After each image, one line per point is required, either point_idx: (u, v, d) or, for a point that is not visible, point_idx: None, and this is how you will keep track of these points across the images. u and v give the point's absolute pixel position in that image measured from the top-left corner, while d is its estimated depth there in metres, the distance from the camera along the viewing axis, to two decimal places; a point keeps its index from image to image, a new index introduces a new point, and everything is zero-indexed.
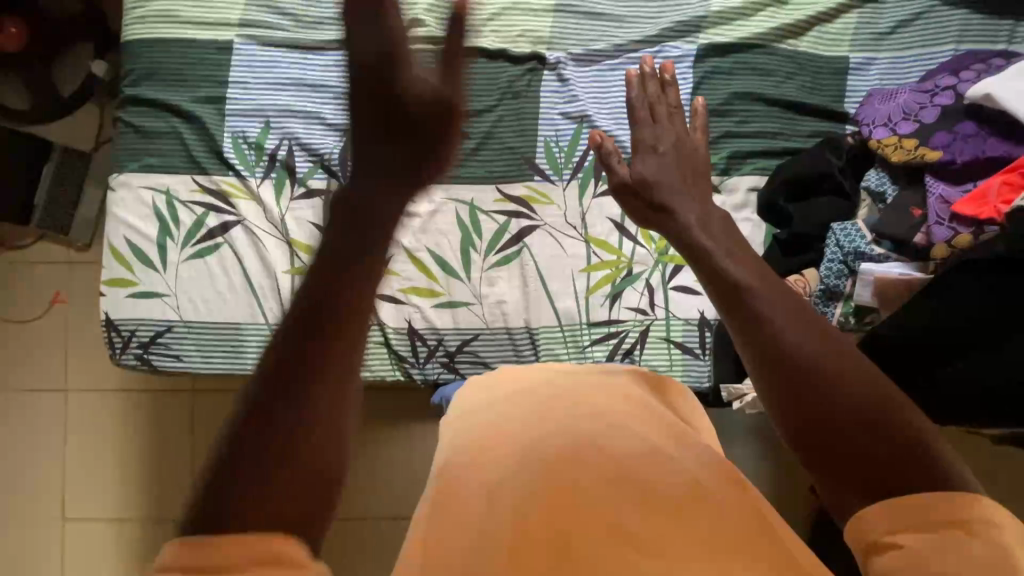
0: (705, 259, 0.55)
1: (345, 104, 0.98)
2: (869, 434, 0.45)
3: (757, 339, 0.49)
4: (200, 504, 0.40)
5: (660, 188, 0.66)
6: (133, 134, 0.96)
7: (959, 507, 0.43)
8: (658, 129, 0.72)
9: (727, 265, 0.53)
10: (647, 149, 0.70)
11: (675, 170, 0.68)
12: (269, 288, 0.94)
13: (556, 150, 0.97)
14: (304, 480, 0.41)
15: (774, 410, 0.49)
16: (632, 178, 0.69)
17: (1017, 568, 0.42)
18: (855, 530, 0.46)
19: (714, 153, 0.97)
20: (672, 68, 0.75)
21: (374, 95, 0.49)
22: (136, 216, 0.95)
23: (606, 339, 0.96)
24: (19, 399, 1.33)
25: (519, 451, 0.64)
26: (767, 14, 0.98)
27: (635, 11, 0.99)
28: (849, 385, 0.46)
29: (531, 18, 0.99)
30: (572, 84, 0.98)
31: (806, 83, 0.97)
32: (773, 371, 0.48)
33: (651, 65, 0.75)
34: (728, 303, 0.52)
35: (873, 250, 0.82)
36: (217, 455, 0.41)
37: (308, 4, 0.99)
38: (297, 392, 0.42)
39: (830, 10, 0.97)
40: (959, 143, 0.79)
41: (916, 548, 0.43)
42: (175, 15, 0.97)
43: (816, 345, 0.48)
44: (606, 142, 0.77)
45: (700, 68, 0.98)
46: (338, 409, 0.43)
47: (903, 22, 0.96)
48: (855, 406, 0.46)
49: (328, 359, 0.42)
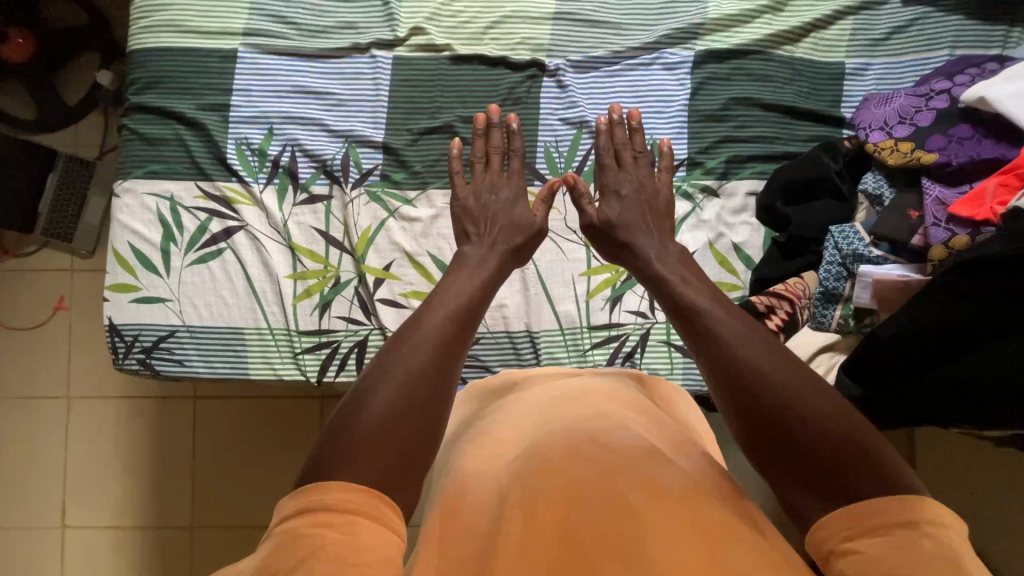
0: (677, 294, 0.72)
1: (347, 111, 0.99)
2: (799, 423, 0.58)
3: (718, 354, 0.64)
4: (331, 478, 0.55)
5: (625, 229, 0.84)
6: (137, 141, 0.98)
7: (908, 509, 0.51)
8: (623, 174, 0.89)
9: (690, 294, 0.71)
10: (612, 193, 0.88)
11: (637, 213, 0.85)
12: (273, 293, 0.95)
13: (556, 156, 0.98)
14: (399, 470, 0.57)
15: (733, 413, 0.62)
16: (600, 220, 0.86)
17: (967, 566, 0.47)
18: (817, 538, 0.55)
19: (712, 158, 0.97)
20: (636, 113, 0.92)
21: (512, 231, 0.84)
22: (141, 222, 0.96)
23: (606, 343, 0.96)
24: (19, 406, 1.34)
25: (527, 450, 0.66)
26: (763, 21, 0.99)
27: (633, 19, 1.01)
28: (790, 392, 0.59)
29: (531, 26, 1.00)
30: (571, 91, 0.99)
31: (803, 88, 0.98)
32: (730, 379, 0.62)
33: (618, 110, 0.92)
34: (693, 327, 0.68)
35: (870, 253, 0.83)
36: (348, 445, 0.57)
37: (310, 14, 1.01)
38: (415, 408, 0.60)
39: (826, 16, 0.98)
40: (953, 145, 0.80)
41: (871, 553, 0.50)
42: (180, 24, 0.99)
43: (762, 357, 0.62)
44: (579, 182, 0.90)
45: (697, 75, 0.99)
46: (431, 421, 0.61)
47: (898, 28, 0.97)
48: (784, 395, 0.59)
49: (438, 389, 0.62)
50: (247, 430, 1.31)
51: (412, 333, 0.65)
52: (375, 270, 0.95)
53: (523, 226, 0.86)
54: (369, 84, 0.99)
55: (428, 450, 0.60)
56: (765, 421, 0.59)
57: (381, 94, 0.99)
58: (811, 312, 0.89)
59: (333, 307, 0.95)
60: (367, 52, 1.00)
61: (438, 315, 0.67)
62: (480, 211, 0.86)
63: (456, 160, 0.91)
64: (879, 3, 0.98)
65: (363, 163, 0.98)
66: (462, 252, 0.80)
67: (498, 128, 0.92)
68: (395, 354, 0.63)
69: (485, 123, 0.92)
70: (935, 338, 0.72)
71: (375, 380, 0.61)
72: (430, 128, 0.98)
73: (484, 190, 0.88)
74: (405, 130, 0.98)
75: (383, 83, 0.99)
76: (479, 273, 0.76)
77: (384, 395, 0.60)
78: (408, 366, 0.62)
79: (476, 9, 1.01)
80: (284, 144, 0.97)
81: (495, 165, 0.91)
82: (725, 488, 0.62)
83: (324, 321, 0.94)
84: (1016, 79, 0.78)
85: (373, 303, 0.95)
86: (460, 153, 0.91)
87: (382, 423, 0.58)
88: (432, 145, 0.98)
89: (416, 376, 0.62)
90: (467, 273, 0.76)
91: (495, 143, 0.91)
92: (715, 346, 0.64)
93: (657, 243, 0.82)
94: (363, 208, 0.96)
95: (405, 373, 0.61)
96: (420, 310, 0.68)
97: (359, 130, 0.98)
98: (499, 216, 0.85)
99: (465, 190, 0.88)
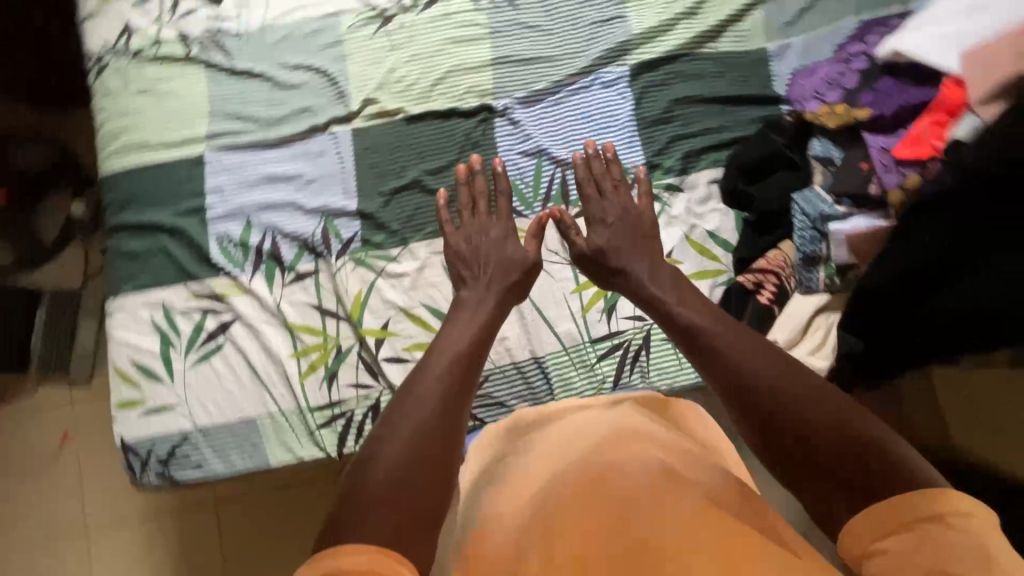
0: (671, 314, 0.77)
1: (318, 188, 1.03)
2: (802, 423, 0.60)
3: (718, 365, 0.68)
4: (349, 536, 0.53)
5: (614, 255, 0.89)
6: (123, 259, 1.00)
7: (931, 502, 0.50)
8: (605, 204, 0.96)
9: (685, 313, 0.76)
10: (598, 223, 0.94)
11: (624, 238, 0.91)
12: (277, 376, 0.95)
13: (523, 187, 1.02)
14: (412, 523, 0.56)
15: (741, 421, 0.65)
16: (591, 249, 0.91)
17: (998, 555, 0.45)
18: (848, 540, 0.54)
19: (669, 156, 1.03)
20: (609, 146, 0.99)
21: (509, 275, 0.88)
22: (138, 335, 0.97)
23: (612, 353, 0.98)
24: (36, 553, 1.29)
25: (542, 495, 0.65)
26: (684, 26, 1.06)
27: (566, 48, 1.06)
28: (789, 393, 0.62)
29: (474, 76, 1.06)
30: (523, 125, 1.04)
31: (735, 77, 1.05)
32: (732, 388, 0.66)
33: (593, 145, 0.99)
34: (693, 345, 0.73)
35: (836, 211, 0.88)
36: (366, 498, 0.56)
37: (264, 106, 1.04)
38: (427, 453, 0.61)
39: (738, 12, 1.06)
40: (880, 97, 0.86)
41: (898, 550, 0.49)
42: (144, 142, 1.03)
43: (760, 363, 0.65)
44: (564, 215, 0.96)
45: (636, 86, 1.05)
46: (446, 465, 0.61)
47: (805, 7, 1.05)
48: (783, 396, 0.62)
49: (450, 431, 0.64)
50: (274, 522, 1.28)
51: (419, 381, 0.67)
52: (374, 331, 0.97)
53: (517, 261, 0.90)
54: (334, 160, 1.03)
55: (442, 507, 0.60)
56: (770, 424, 0.62)
57: (347, 166, 1.03)
58: (797, 279, 0.93)
59: (340, 377, 0.96)
60: (327, 130, 1.04)
61: (444, 360, 0.70)
62: (477, 255, 0.91)
63: (444, 208, 0.95)
64: None
65: (343, 234, 1.01)
66: (460, 297, 0.84)
67: (481, 174, 0.98)
68: (407, 403, 0.65)
69: (467, 173, 0.98)
70: (904, 282, 0.77)
71: (389, 433, 0.62)
72: (401, 186, 1.02)
73: (474, 233, 0.93)
74: (376, 194, 1.02)
75: (347, 156, 1.03)
76: (477, 317, 0.79)
77: (395, 448, 0.60)
78: (420, 414, 0.64)
79: (419, 69, 1.05)
80: (265, 233, 1.01)
81: (481, 210, 0.96)
82: (747, 501, 0.63)
83: (333, 393, 0.95)
84: (923, 28, 0.84)
85: (379, 364, 0.96)
86: (446, 203, 0.96)
87: (392, 477, 0.58)
88: (406, 203, 1.02)
89: (425, 426, 0.63)
90: (470, 313, 0.80)
91: (480, 191, 0.97)
92: (713, 359, 0.69)
93: (648, 266, 0.87)
94: (352, 274, 0.99)
95: (414, 422, 0.63)
96: (423, 360, 0.71)
97: (333, 203, 1.02)
98: (495, 259, 0.89)
99: (455, 234, 0.93)
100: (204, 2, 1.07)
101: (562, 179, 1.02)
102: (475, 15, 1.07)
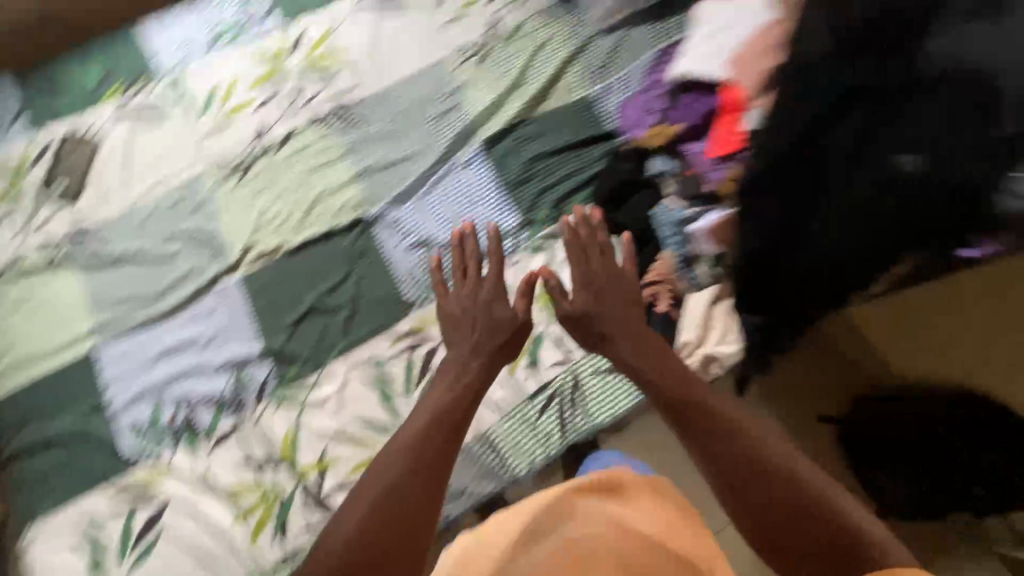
0: (664, 389, 0.78)
1: (218, 343, 1.01)
2: (790, 505, 0.63)
3: (711, 445, 0.69)
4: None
5: (599, 320, 0.87)
6: (26, 485, 0.94)
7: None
8: (592, 265, 0.92)
9: (684, 388, 0.76)
10: (585, 284, 0.90)
11: (614, 304, 0.88)
12: (225, 548, 0.90)
13: (419, 278, 1.06)
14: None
15: (728, 497, 0.67)
16: (574, 312, 0.89)
17: None
18: None
19: (541, 209, 1.10)
20: (597, 214, 0.95)
21: (495, 354, 0.87)
22: (59, 562, 0.89)
23: (549, 404, 1.00)
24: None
25: None
26: (515, 97, 1.18)
27: (419, 145, 1.15)
28: (783, 478, 0.64)
29: (343, 193, 1.11)
30: (401, 222, 1.09)
31: (573, 126, 1.16)
32: (726, 469, 0.67)
33: (580, 208, 0.95)
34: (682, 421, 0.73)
35: (688, 213, 0.98)
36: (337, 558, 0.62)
37: (147, 281, 1.05)
38: (391, 515, 0.65)
39: (557, 72, 1.20)
40: (683, 114, 0.98)
41: None
42: (26, 357, 1.00)
43: (757, 444, 0.67)
44: (549, 278, 0.92)
45: (491, 158, 1.13)
46: (414, 529, 0.65)
47: (610, 53, 1.20)
48: (772, 478, 0.65)
49: (425, 496, 0.67)
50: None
51: (397, 450, 0.71)
52: (312, 465, 0.95)
53: (503, 322, 0.89)
54: (228, 314, 1.03)
55: (421, 564, 0.65)
56: (759, 506, 0.64)
57: (242, 314, 1.03)
58: (683, 281, 1.00)
59: (291, 525, 0.92)
60: (213, 286, 1.04)
61: (425, 426, 0.74)
62: (472, 321, 0.88)
63: (437, 272, 0.94)
64: (588, 44, 1.20)
65: (255, 380, 1.00)
66: (446, 358, 0.86)
67: (470, 239, 0.95)
68: (384, 472, 0.69)
69: (459, 239, 0.95)
70: (763, 261, 0.87)
71: (371, 489, 0.67)
72: (301, 315, 1.03)
73: (465, 299, 0.91)
74: (279, 330, 1.02)
75: (239, 304, 1.03)
76: (454, 387, 0.81)
77: (363, 515, 0.65)
78: (392, 484, 0.67)
79: (290, 203, 1.10)
80: (174, 405, 0.98)
81: (474, 270, 0.93)
82: None
83: (288, 545, 0.91)
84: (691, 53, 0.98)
85: (327, 496, 0.93)
86: (437, 267, 0.95)
87: (356, 542, 0.63)
88: (310, 329, 1.02)
89: (394, 496, 0.66)
90: (448, 381, 0.82)
91: (470, 254, 0.94)
92: (711, 437, 0.70)
93: (637, 334, 0.85)
94: (275, 417, 0.98)
95: (387, 494, 0.66)
96: (401, 433, 0.74)
97: (237, 354, 1.01)
98: (480, 328, 0.88)
99: (447, 300, 0.91)
100: (61, 203, 1.08)
101: (452, 260, 1.07)
102: (329, 140, 1.14)
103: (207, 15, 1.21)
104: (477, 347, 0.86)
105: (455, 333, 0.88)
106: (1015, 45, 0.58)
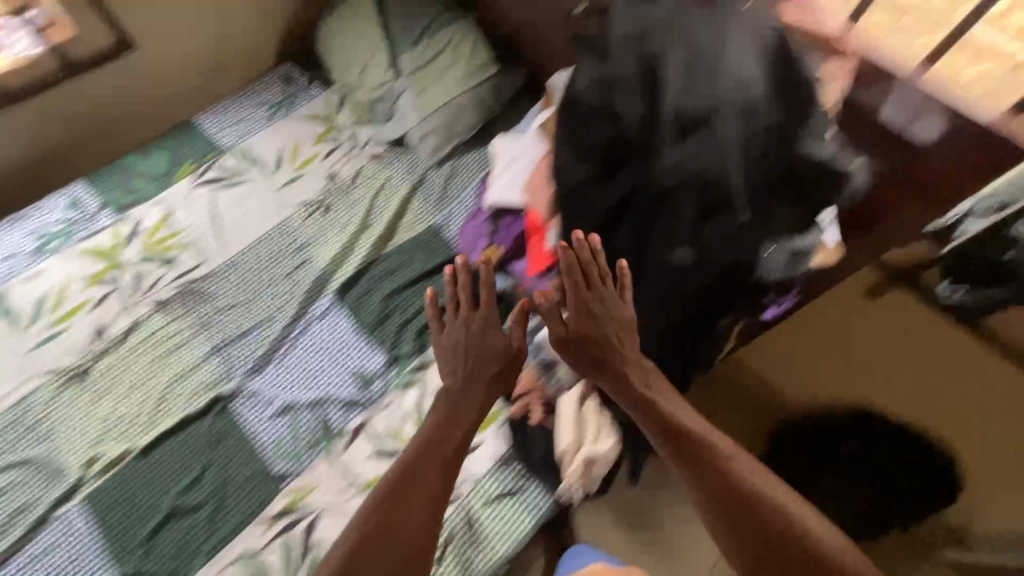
0: (664, 411, 0.83)
1: None
2: (762, 518, 0.75)
3: (699, 465, 0.80)
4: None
5: (590, 346, 0.87)
6: None
7: None
8: (591, 291, 0.85)
9: (678, 415, 0.83)
10: (579, 309, 0.87)
11: (608, 329, 0.86)
12: None
13: (287, 448, 1.01)
14: None
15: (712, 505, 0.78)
16: (566, 336, 0.88)
17: None
18: None
19: (403, 345, 1.10)
20: (592, 237, 0.83)
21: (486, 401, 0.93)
22: None
23: (444, 551, 0.93)
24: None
25: None
26: (362, 240, 1.21)
27: (272, 307, 1.14)
28: (758, 495, 0.77)
29: (193, 377, 1.06)
30: (261, 392, 1.05)
31: (423, 256, 1.20)
32: (710, 484, 0.78)
33: (578, 231, 0.83)
34: (676, 445, 0.81)
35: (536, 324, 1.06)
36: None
37: None
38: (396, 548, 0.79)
39: (399, 209, 1.25)
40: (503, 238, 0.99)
41: None
42: None
43: (736, 467, 0.79)
44: (541, 301, 0.90)
45: (346, 305, 1.13)
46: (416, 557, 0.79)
47: (445, 183, 1.28)
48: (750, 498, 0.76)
49: (422, 524, 0.81)
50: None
51: (402, 485, 0.84)
52: None
53: (500, 349, 0.94)
54: (69, 546, 0.92)
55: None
56: (735, 518, 0.76)
57: (87, 541, 0.92)
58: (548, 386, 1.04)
59: None
60: (50, 517, 0.93)
61: (426, 450, 0.87)
62: (470, 350, 0.94)
63: (431, 306, 0.95)
64: (423, 179, 1.28)
65: None
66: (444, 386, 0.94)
67: (461, 274, 0.95)
68: (387, 512, 0.81)
69: (452, 274, 0.96)
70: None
71: (374, 525, 0.80)
72: (158, 524, 0.93)
73: (454, 340, 0.95)
74: (133, 548, 0.92)
75: (83, 530, 0.93)
76: (448, 418, 0.90)
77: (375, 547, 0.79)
78: (398, 525, 0.80)
79: (136, 401, 1.03)
80: None
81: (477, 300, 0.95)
82: None
83: None
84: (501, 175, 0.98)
85: None
86: (433, 304, 0.95)
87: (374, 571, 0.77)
88: (170, 537, 0.93)
89: (393, 530, 0.80)
90: (439, 427, 0.90)
91: (462, 284, 0.97)
92: (706, 456, 0.80)
93: (636, 355, 0.86)
94: None
95: (393, 531, 0.80)
96: (410, 457, 0.86)
97: None
98: (471, 377, 0.93)
99: (440, 337, 0.96)
100: None
101: (320, 419, 1.03)
102: (174, 325, 1.11)
103: (32, 226, 1.18)
104: (472, 386, 0.93)
105: (451, 373, 0.94)
106: (716, 149, 0.70)
